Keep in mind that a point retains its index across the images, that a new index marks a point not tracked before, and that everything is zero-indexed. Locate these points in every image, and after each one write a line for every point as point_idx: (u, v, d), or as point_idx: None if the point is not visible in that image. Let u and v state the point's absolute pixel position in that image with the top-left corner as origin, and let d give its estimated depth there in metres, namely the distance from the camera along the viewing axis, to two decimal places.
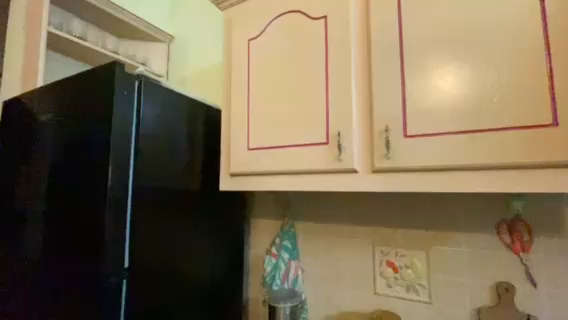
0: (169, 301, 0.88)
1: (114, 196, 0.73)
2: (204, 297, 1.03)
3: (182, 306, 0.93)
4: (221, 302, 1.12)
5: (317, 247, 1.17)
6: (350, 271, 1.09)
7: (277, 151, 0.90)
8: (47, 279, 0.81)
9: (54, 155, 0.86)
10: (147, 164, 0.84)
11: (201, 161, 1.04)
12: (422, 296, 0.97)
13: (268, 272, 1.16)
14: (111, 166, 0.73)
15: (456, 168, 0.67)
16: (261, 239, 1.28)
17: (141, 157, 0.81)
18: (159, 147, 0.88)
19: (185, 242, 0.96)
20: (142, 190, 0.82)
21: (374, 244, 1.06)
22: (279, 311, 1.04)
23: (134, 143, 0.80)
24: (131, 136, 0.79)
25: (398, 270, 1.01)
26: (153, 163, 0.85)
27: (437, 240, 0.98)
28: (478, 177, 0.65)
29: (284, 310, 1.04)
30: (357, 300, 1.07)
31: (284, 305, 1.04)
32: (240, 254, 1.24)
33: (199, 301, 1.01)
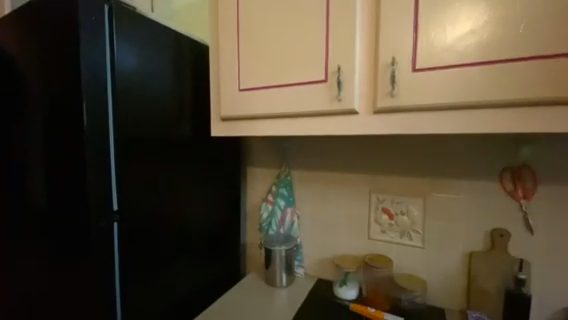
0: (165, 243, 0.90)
1: (93, 137, 0.68)
2: (201, 240, 1.05)
3: (179, 248, 0.95)
4: (219, 245, 1.15)
5: (313, 194, 1.15)
6: (346, 218, 1.09)
7: (270, 91, 0.82)
8: (43, 220, 0.82)
9: (33, 93, 0.81)
10: (129, 104, 0.77)
11: (190, 105, 0.98)
12: (415, 242, 0.97)
13: (265, 218, 1.17)
14: (86, 104, 0.67)
15: (467, 106, 0.60)
16: (257, 187, 1.28)
17: (120, 96, 0.74)
18: (141, 87, 0.80)
19: (179, 187, 0.95)
20: (125, 132, 0.76)
21: (371, 191, 1.04)
22: (275, 254, 1.08)
23: (111, 80, 0.72)
24: (106, 73, 0.71)
25: (393, 217, 1.00)
26: (135, 103, 0.79)
27: (436, 188, 0.95)
28: (491, 116, 0.58)
29: (279, 253, 1.08)
30: (351, 245, 1.09)
31: (279, 249, 1.07)
32: (236, 201, 1.24)
33: (196, 243, 1.03)
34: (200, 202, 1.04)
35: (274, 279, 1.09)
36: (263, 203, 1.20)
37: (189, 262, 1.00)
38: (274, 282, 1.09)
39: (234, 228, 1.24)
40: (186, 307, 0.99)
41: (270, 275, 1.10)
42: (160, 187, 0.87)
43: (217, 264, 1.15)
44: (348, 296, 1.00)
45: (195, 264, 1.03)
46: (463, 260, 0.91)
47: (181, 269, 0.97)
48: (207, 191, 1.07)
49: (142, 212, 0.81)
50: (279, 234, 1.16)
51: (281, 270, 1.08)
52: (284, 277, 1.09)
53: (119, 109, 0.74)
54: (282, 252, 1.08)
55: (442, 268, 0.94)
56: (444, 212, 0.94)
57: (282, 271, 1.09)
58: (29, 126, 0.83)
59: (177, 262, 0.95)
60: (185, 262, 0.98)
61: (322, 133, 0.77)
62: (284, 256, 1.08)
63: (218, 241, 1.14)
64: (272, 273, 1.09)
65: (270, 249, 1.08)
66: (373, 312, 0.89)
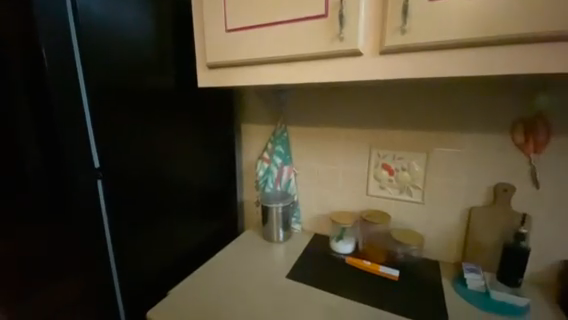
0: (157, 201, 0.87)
1: (60, 86, 0.61)
2: (196, 199, 1.03)
3: (173, 206, 0.93)
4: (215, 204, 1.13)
5: (311, 151, 1.10)
6: (344, 174, 1.05)
7: (262, 31, 0.71)
8: None
9: None
10: (99, 48, 0.67)
11: (174, 52, 0.87)
12: (414, 197, 0.95)
13: (261, 176, 1.14)
14: (45, 47, 0.58)
15: (491, 41, 0.51)
16: (253, 144, 1.22)
17: (88, 39, 0.65)
18: (112, 27, 0.69)
19: (168, 144, 0.89)
20: (99, 82, 0.68)
21: (372, 147, 0.99)
22: (272, 211, 1.07)
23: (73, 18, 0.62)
24: (66, 8, 0.61)
25: (393, 173, 0.97)
26: (106, 47, 0.69)
27: (441, 142, 0.90)
28: (517, 53, 0.50)
29: (276, 210, 1.07)
30: (349, 201, 1.07)
31: (277, 205, 1.06)
32: (231, 160, 1.20)
33: (191, 202, 1.01)
34: (193, 160, 1.00)
35: (271, 235, 1.09)
36: (258, 161, 1.15)
37: (185, 220, 0.99)
38: (271, 238, 1.09)
39: (230, 187, 1.21)
40: (184, 262, 1.00)
41: (267, 231, 1.10)
42: (146, 143, 0.81)
43: (214, 221, 1.14)
44: (343, 250, 0.99)
45: (191, 222, 1.02)
46: (462, 215, 0.90)
47: (176, 227, 0.95)
48: (199, 148, 1.02)
49: (128, 169, 0.77)
50: (276, 192, 1.13)
51: (278, 226, 1.08)
52: (281, 233, 1.09)
53: (87, 55, 0.65)
54: (279, 209, 1.07)
55: (440, 223, 0.93)
56: (447, 167, 0.90)
57: (280, 228, 1.08)
58: None
59: (172, 220, 0.93)
60: (180, 220, 0.97)
61: (320, 80, 0.68)
62: (281, 213, 1.07)
63: (213, 200, 1.12)
64: (269, 229, 1.09)
65: (267, 206, 1.07)
66: (368, 265, 0.90)
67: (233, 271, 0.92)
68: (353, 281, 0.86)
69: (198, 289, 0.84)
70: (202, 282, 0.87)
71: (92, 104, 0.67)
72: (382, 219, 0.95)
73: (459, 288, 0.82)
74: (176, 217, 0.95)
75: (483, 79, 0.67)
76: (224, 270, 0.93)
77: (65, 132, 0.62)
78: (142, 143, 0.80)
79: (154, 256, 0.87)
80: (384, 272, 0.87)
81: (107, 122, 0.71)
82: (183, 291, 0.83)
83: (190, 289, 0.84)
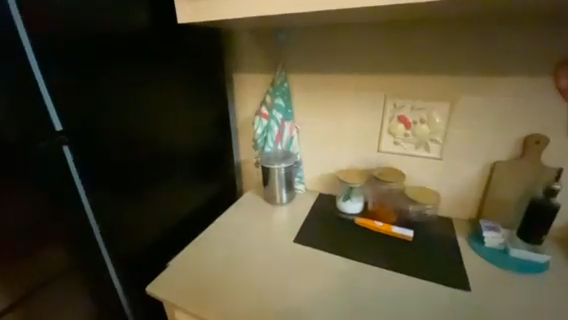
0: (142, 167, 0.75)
1: None
2: (187, 162, 0.92)
3: (162, 171, 0.82)
4: (209, 166, 1.03)
5: (315, 104, 0.97)
6: (353, 129, 0.94)
7: None
8: None
9: None
10: None
11: None
12: (432, 153, 0.86)
13: (259, 134, 1.01)
14: None
15: None
16: (248, 98, 1.07)
17: None
18: None
19: (148, 100, 0.74)
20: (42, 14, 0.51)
21: (387, 97, 0.86)
22: (273, 172, 0.98)
23: None
24: None
25: (410, 127, 0.86)
26: None
27: (468, 89, 0.78)
28: None
29: (278, 171, 0.97)
30: (358, 159, 0.97)
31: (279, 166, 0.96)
32: (224, 116, 1.06)
33: (182, 165, 0.90)
34: (180, 118, 0.86)
35: (273, 197, 1.02)
36: (255, 117, 1.02)
37: (177, 186, 0.89)
38: (273, 201, 1.02)
39: (224, 146, 1.09)
40: (182, 229, 0.93)
41: (268, 193, 1.02)
42: (121, 99, 0.67)
43: (209, 185, 1.04)
44: (351, 210, 0.93)
45: (184, 187, 0.92)
46: (484, 171, 0.82)
47: (168, 193, 0.86)
48: (185, 103, 0.87)
49: (103, 132, 0.64)
50: (277, 151, 1.03)
51: (280, 188, 1.00)
52: (284, 195, 1.01)
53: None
54: (281, 170, 0.97)
55: (457, 180, 0.86)
56: (472, 118, 0.79)
57: (282, 190, 1.00)
58: None
59: (163, 187, 0.83)
60: (172, 186, 0.87)
61: (337, 8, 0.52)
62: (283, 174, 0.98)
63: (207, 162, 1.01)
64: (271, 191, 1.01)
65: (267, 168, 0.97)
66: (380, 226, 0.84)
67: (236, 237, 0.86)
68: (365, 243, 0.81)
69: (199, 258, 0.78)
70: (203, 251, 0.80)
71: (39, 49, 0.51)
72: (397, 178, 0.85)
73: (475, 245, 0.78)
74: (167, 183, 0.85)
75: (543, 5, 0.53)
76: (226, 236, 0.86)
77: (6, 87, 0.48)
78: (115, 99, 0.65)
79: (146, 226, 0.79)
80: (397, 233, 0.82)
81: (65, 74, 0.55)
82: (183, 262, 0.76)
83: (191, 259, 0.78)
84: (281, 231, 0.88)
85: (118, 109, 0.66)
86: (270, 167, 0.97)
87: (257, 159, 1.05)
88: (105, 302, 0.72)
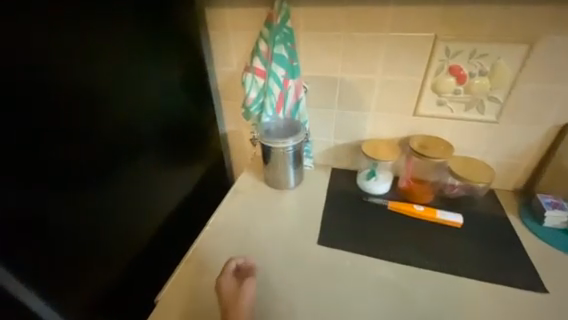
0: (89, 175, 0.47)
1: None
2: (157, 149, 0.64)
3: (123, 173, 0.54)
4: (186, 145, 0.75)
5: (331, 53, 0.69)
6: (382, 87, 0.70)
7: None
8: None
9: None
10: None
11: None
12: (486, 115, 0.67)
13: (253, 100, 0.74)
14: None
15: None
16: (232, 45, 0.75)
17: None
18: None
19: (72, 62, 0.42)
20: None
21: (437, 38, 0.61)
22: (278, 151, 0.73)
23: None
24: None
25: (463, 81, 0.64)
26: None
27: (556, 25, 0.55)
28: None
29: (284, 151, 0.73)
30: (385, 126, 0.75)
31: (288, 144, 0.72)
32: (195, 75, 0.75)
33: (150, 156, 0.62)
34: (133, 86, 0.55)
35: (278, 181, 0.79)
36: (245, 75, 0.72)
37: (150, 186, 0.63)
38: (278, 185, 0.80)
39: (201, 116, 0.81)
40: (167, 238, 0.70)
41: (271, 176, 0.80)
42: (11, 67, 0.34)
43: (190, 172, 0.79)
44: (378, 191, 0.75)
45: (158, 184, 0.65)
46: (548, 135, 0.66)
47: (138, 199, 0.60)
48: (138, 62, 0.55)
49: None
50: (278, 121, 0.77)
51: (288, 170, 0.77)
52: (292, 177, 0.79)
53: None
54: (290, 148, 0.73)
55: (511, 147, 0.69)
56: (552, 66, 0.58)
57: (290, 171, 0.78)
58: None
59: (128, 194, 0.56)
60: (142, 189, 0.60)
61: None
62: (292, 153, 0.74)
63: (183, 143, 0.74)
64: (275, 174, 0.78)
65: (270, 146, 0.72)
66: (421, 211, 0.68)
67: (242, 244, 0.65)
68: (406, 237, 0.65)
69: (198, 283, 0.58)
70: (201, 273, 0.59)
71: None
72: (445, 153, 0.65)
73: (532, 226, 0.66)
74: (134, 185, 0.58)
75: None
76: (226, 244, 0.65)
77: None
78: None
79: (116, 254, 0.55)
80: (443, 219, 0.66)
81: None
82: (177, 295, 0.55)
83: (186, 286, 0.57)
84: (296, 228, 0.68)
85: (15, 88, 0.35)
86: (275, 146, 0.72)
87: (253, 134, 0.78)
88: None
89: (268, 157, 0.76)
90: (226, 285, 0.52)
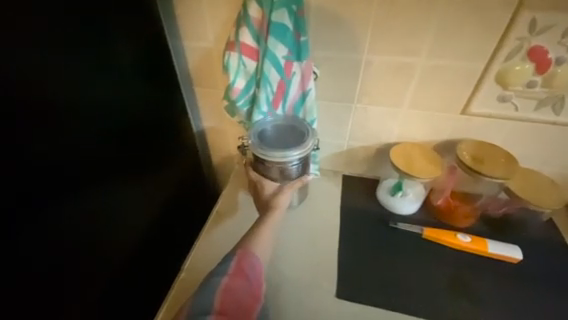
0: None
1: None
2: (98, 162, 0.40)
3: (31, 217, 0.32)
4: (161, 152, 0.55)
5: (357, 21, 0.47)
6: (425, 73, 0.50)
7: None
8: None
9: None
10: None
11: None
12: (562, 117, 0.49)
13: (241, 91, 0.51)
14: None
15: None
16: (205, 7, 0.50)
17: None
18: None
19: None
20: None
21: (523, 5, 0.41)
22: (277, 166, 0.52)
23: None
24: None
25: (544, 71, 0.45)
26: None
27: None
28: None
29: (284, 166, 0.52)
30: (422, 126, 0.56)
31: (290, 158, 0.50)
32: (151, 48, 0.50)
33: (87, 178, 0.39)
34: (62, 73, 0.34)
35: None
36: (226, 55, 0.49)
37: (115, 210, 0.44)
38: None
39: (173, 113, 0.59)
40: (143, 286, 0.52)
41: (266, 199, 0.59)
42: None
43: (158, 189, 0.56)
44: (406, 211, 0.58)
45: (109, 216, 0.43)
46: None
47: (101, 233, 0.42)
48: (30, 25, 0.30)
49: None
50: (276, 121, 0.54)
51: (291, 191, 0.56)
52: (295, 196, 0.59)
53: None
54: (293, 162, 0.51)
55: None
56: None
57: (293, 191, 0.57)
58: None
59: (47, 254, 0.33)
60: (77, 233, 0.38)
61: None
62: (296, 167, 0.53)
63: (144, 145, 0.51)
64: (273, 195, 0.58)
65: (265, 160, 0.50)
66: (468, 244, 0.52)
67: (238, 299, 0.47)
68: (453, 286, 0.49)
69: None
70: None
71: None
72: (509, 172, 0.48)
73: None
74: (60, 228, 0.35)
75: None
76: None
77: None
78: None
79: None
80: (495, 254, 0.51)
81: None
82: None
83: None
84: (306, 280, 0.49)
85: None
86: (271, 159, 0.50)
87: (242, 138, 0.56)
88: None
89: (261, 173, 0.54)
90: (269, 187, 0.54)
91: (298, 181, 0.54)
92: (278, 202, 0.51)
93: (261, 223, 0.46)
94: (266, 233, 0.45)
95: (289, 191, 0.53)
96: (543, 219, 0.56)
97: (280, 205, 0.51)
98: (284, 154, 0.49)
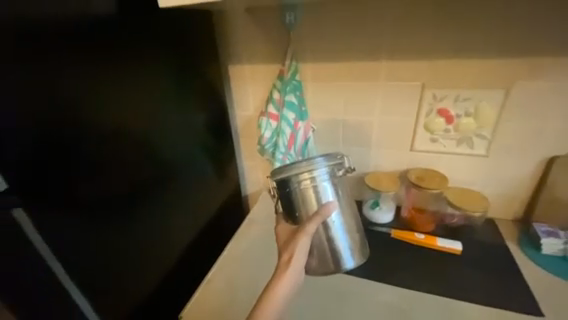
0: (119, 247, 0.54)
1: None
2: (181, 185, 0.73)
3: (143, 232, 0.60)
4: (202, 184, 0.82)
5: (335, 97, 0.80)
6: (381, 126, 0.79)
7: None
8: None
9: None
10: None
11: None
12: (477, 150, 0.74)
13: (268, 139, 0.84)
14: None
15: None
16: (249, 92, 0.88)
17: None
18: None
19: (117, 125, 0.52)
20: None
21: (426, 86, 0.70)
22: (307, 182, 0.57)
23: None
24: None
25: (452, 121, 0.72)
26: None
27: (528, 73, 0.63)
28: None
29: (315, 187, 0.58)
30: (387, 159, 0.83)
31: (319, 165, 0.57)
32: (215, 117, 0.86)
33: (166, 188, 0.67)
34: (164, 129, 0.65)
35: (326, 263, 0.61)
36: (260, 119, 0.84)
37: (174, 212, 0.71)
38: (328, 269, 0.61)
39: (226, 155, 0.94)
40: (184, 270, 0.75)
41: (314, 262, 0.62)
42: (113, 122, 0.51)
43: (202, 207, 0.83)
44: (383, 220, 0.82)
45: (167, 219, 0.68)
46: (538, 166, 0.71)
47: (164, 225, 0.67)
48: (168, 105, 0.66)
49: (64, 185, 0.43)
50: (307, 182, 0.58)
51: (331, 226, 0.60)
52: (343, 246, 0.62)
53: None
54: (322, 178, 0.58)
55: (505, 178, 0.74)
56: (532, 106, 0.65)
57: (335, 232, 0.60)
58: None
59: (148, 222, 0.62)
60: (156, 220, 0.64)
61: None
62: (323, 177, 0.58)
63: (197, 179, 0.79)
64: (322, 253, 0.61)
65: (295, 177, 0.57)
66: (422, 239, 0.74)
67: (256, 273, 0.74)
68: (408, 265, 0.70)
69: (219, 299, 0.67)
70: (218, 294, 0.68)
71: None
72: (439, 184, 0.73)
73: (531, 253, 0.69)
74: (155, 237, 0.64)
75: None
76: (244, 272, 0.74)
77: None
78: (113, 119, 0.51)
79: (147, 290, 0.63)
80: (443, 247, 0.72)
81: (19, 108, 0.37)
82: (200, 308, 0.65)
83: (205, 302, 0.67)
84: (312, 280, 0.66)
85: (117, 126, 0.52)
86: (299, 175, 0.57)
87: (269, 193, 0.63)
88: None
89: (296, 221, 0.61)
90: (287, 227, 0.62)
91: (322, 214, 0.57)
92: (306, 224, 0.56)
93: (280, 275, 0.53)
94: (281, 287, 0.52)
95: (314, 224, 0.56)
96: (480, 222, 0.77)
97: (299, 251, 0.55)
98: (309, 158, 0.58)
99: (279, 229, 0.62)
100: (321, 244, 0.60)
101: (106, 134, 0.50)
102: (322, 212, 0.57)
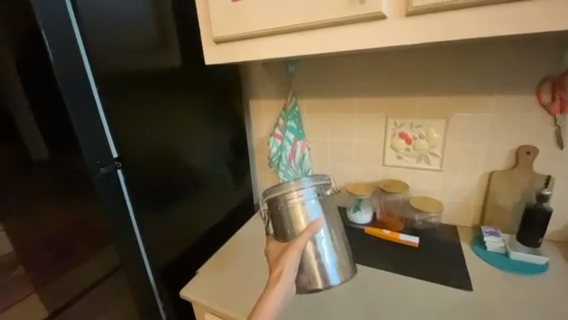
0: (160, 213, 0.83)
1: (73, 90, 0.60)
2: (207, 183, 1.00)
3: (175, 208, 0.88)
4: (224, 185, 1.09)
5: (324, 123, 1.07)
6: (359, 145, 1.03)
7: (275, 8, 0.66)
8: (47, 182, 0.80)
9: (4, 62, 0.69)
10: (102, 41, 0.65)
11: (177, 35, 0.84)
12: (433, 165, 0.94)
13: (274, 153, 1.07)
14: (51, 54, 0.56)
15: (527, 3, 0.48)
16: (263, 119, 1.19)
17: (88, 32, 0.62)
18: (114, 17, 0.67)
19: (170, 133, 0.84)
20: (109, 72, 0.66)
21: (388, 117, 0.95)
22: (296, 200, 0.67)
23: (76, 21, 0.60)
24: (67, 10, 0.58)
25: (411, 142, 0.94)
26: (113, 38, 0.67)
27: (461, 106, 0.85)
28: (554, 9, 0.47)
29: (302, 204, 0.67)
30: (365, 172, 1.05)
31: (305, 184, 0.67)
32: (240, 137, 1.16)
33: (196, 182, 0.95)
34: (199, 140, 0.95)
35: (314, 279, 0.67)
36: (270, 138, 1.09)
37: (200, 201, 0.98)
38: (317, 285, 0.67)
39: (244, 166, 1.21)
40: (203, 245, 1.01)
41: (303, 278, 0.68)
42: (168, 132, 0.83)
43: (222, 203, 1.09)
44: (361, 220, 1.01)
45: (194, 204, 0.95)
46: (481, 179, 0.88)
47: (192, 208, 0.95)
48: (205, 124, 0.97)
49: (138, 165, 0.75)
50: (295, 200, 0.67)
51: (318, 242, 0.67)
52: (330, 263, 0.68)
53: (87, 27, 0.62)
54: (309, 197, 0.68)
55: (458, 188, 0.92)
56: (468, 131, 0.86)
57: (323, 248, 0.68)
58: (10, 94, 0.74)
59: (182, 200, 0.90)
60: (187, 202, 0.92)
61: (347, 51, 0.63)
62: (309, 195, 0.68)
63: (220, 180, 1.07)
64: (310, 269, 0.67)
65: (285, 196, 0.67)
66: (388, 234, 0.94)
67: (256, 251, 0.97)
68: (372, 252, 0.89)
69: (228, 266, 0.91)
70: (227, 262, 0.92)
71: (102, 92, 0.65)
72: (401, 190, 0.94)
73: (478, 250, 0.85)
74: (178, 222, 0.89)
75: (515, 38, 0.61)
76: (248, 251, 0.97)
77: (73, 114, 0.60)
78: (168, 130, 0.83)
79: (175, 250, 0.89)
80: (403, 240, 0.91)
81: (127, 117, 0.71)
82: (212, 270, 0.89)
83: (217, 267, 0.91)
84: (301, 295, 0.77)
85: (171, 134, 0.84)
86: (288, 194, 0.67)
87: (263, 211, 0.72)
88: (148, 304, 0.82)
89: (286, 238, 0.68)
90: (278, 245, 0.69)
91: (308, 230, 0.64)
92: (297, 240, 0.64)
93: (272, 284, 0.60)
94: (273, 295, 0.59)
95: (303, 238, 0.64)
96: (438, 223, 0.95)
97: (288, 263, 0.62)
98: (297, 179, 0.68)
99: (270, 246, 0.70)
100: (309, 260, 0.67)
101: (162, 139, 0.81)
102: (310, 228, 0.65)
